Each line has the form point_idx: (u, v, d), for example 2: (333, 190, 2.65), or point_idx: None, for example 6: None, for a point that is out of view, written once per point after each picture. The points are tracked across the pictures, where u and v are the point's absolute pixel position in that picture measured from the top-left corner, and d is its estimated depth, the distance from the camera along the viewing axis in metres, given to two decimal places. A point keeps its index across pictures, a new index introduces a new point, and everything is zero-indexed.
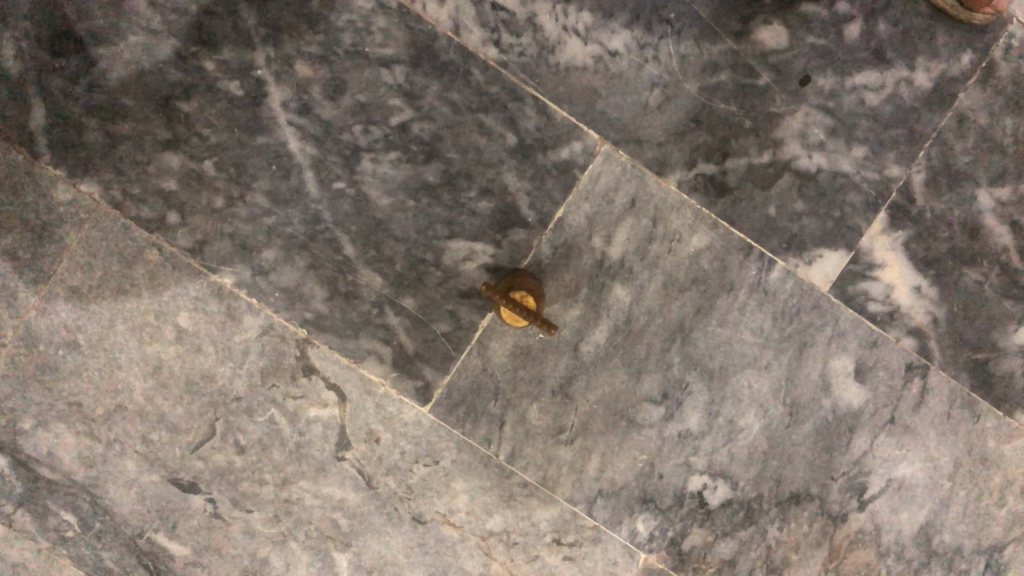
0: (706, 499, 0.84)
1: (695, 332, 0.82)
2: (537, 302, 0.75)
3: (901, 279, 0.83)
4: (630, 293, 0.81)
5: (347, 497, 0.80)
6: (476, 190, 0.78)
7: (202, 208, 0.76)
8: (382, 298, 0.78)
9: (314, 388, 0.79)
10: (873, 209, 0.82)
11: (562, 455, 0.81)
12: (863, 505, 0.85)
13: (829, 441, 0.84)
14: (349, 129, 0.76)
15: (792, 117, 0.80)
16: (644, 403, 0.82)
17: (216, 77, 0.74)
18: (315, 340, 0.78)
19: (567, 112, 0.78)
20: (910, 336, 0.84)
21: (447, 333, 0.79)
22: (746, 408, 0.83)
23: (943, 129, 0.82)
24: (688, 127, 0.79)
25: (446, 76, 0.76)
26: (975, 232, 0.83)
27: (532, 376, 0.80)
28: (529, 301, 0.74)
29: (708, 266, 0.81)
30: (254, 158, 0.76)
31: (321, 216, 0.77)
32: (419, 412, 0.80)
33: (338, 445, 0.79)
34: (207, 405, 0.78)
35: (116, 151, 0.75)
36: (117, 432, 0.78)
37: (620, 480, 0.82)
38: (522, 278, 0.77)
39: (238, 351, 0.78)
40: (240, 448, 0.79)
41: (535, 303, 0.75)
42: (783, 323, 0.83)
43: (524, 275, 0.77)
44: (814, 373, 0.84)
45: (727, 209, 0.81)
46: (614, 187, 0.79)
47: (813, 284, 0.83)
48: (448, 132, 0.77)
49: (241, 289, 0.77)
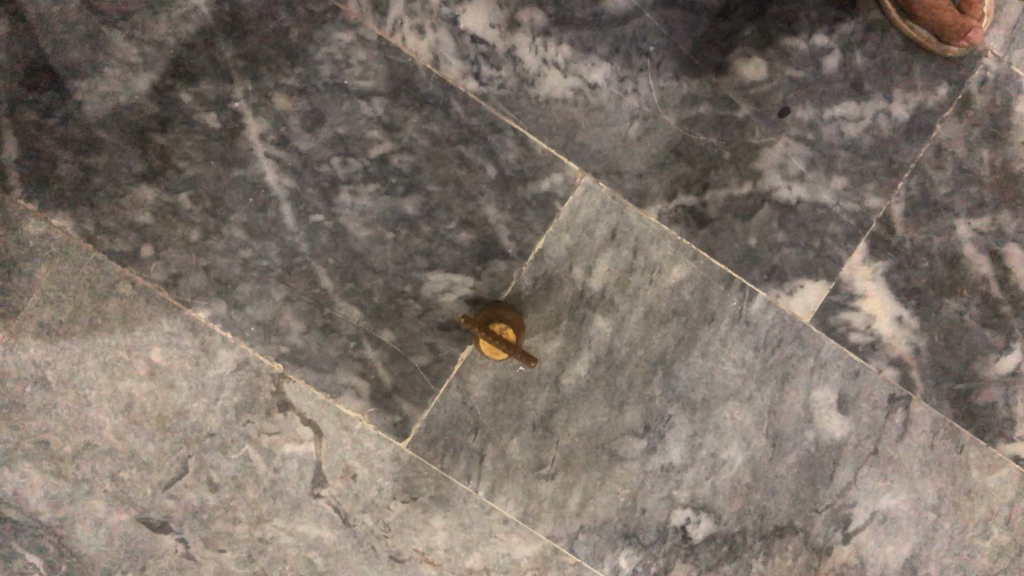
0: (689, 534, 0.82)
1: (677, 363, 0.81)
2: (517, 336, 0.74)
3: (882, 309, 0.83)
4: (611, 325, 0.80)
5: (323, 534, 0.78)
6: (456, 222, 0.77)
7: (177, 241, 0.75)
8: (360, 331, 0.77)
9: (290, 423, 0.77)
10: (853, 240, 0.82)
11: (543, 490, 0.80)
12: (847, 538, 0.85)
13: (813, 473, 0.84)
14: (327, 161, 0.75)
15: (771, 148, 0.81)
16: (626, 436, 0.81)
17: (192, 110, 0.73)
18: (292, 374, 0.77)
19: (547, 144, 0.78)
20: (892, 367, 0.84)
21: (426, 366, 0.78)
22: (729, 441, 0.82)
23: (921, 161, 0.82)
24: (668, 159, 0.79)
25: (425, 108, 0.76)
26: (954, 262, 0.84)
27: (513, 410, 0.79)
28: (509, 334, 0.74)
29: (689, 297, 0.81)
30: (231, 191, 0.75)
31: (299, 248, 0.76)
32: (397, 447, 0.78)
33: (314, 482, 0.78)
34: (180, 441, 0.77)
35: (89, 184, 0.74)
36: (86, 470, 0.76)
37: (603, 514, 0.81)
38: (501, 311, 0.76)
39: (213, 387, 0.76)
40: (213, 485, 0.77)
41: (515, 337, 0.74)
42: (765, 354, 0.82)
43: (504, 308, 0.77)
44: (796, 404, 0.83)
45: (708, 241, 0.81)
46: (594, 219, 0.79)
47: (794, 315, 0.82)
48: (427, 164, 0.76)
49: (216, 323, 0.76)
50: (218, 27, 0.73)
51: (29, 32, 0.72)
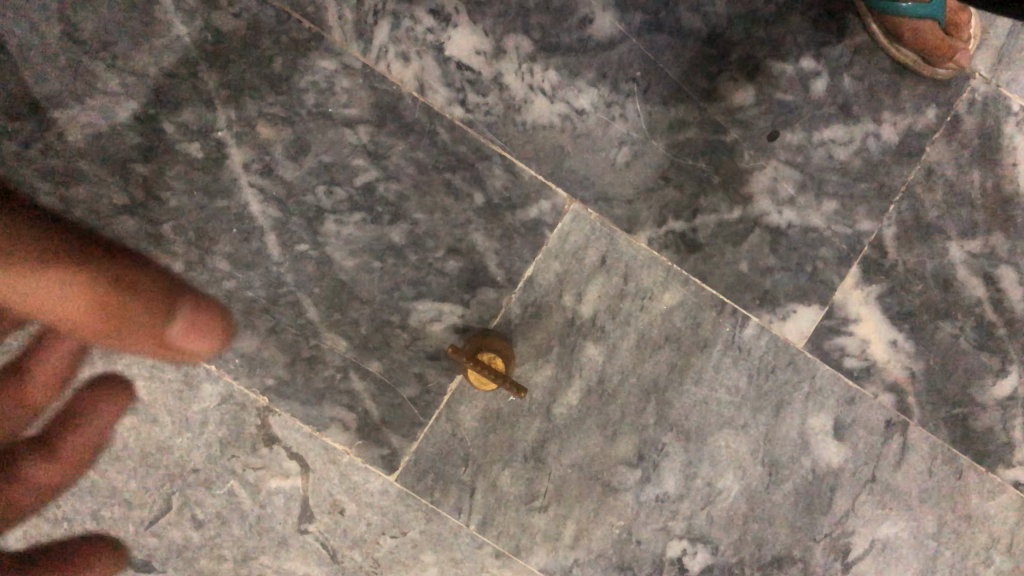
0: (685, 565, 0.81)
1: (670, 391, 0.80)
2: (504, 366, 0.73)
3: (876, 333, 0.82)
4: (602, 353, 0.79)
5: (310, 571, 0.77)
6: (443, 249, 0.76)
7: (160, 274, 0.74)
8: (347, 362, 0.76)
9: (275, 458, 0.76)
10: (845, 264, 0.82)
11: (536, 523, 0.78)
12: (846, 567, 0.83)
13: (810, 502, 0.82)
14: (312, 190, 0.74)
15: (761, 173, 0.80)
16: (620, 466, 0.79)
17: (176, 140, 0.72)
18: (277, 408, 0.75)
19: (535, 170, 0.77)
20: (888, 392, 0.83)
21: (415, 398, 0.77)
22: (725, 469, 0.81)
23: (912, 183, 0.82)
24: (657, 184, 0.79)
25: (411, 136, 0.75)
26: (947, 285, 0.83)
27: (504, 441, 0.78)
28: (497, 365, 0.73)
29: (681, 323, 0.80)
30: (214, 221, 0.74)
31: (284, 278, 0.75)
32: (385, 481, 0.77)
33: (301, 517, 0.76)
34: (162, 478, 0.75)
35: (70, 217, 0.72)
36: (66, 508, 0.74)
37: (597, 547, 0.79)
38: (489, 343, 0.75)
39: (196, 422, 0.75)
40: (197, 523, 0.75)
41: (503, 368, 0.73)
42: (759, 381, 0.81)
43: (492, 338, 0.76)
44: (792, 431, 0.82)
45: (698, 266, 0.80)
46: (584, 245, 0.78)
47: (788, 340, 0.81)
48: (414, 191, 0.75)
49: (200, 356, 0.74)
50: (200, 57, 0.72)
51: (10, 63, 0.71)
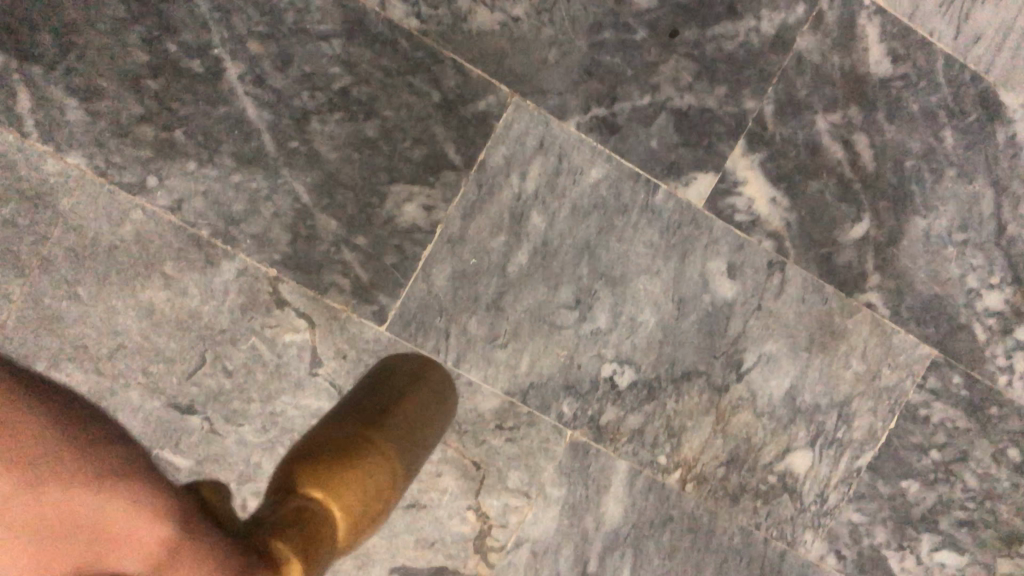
0: (616, 382, 1.01)
1: (599, 247, 0.99)
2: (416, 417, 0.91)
3: (760, 192, 1.03)
4: (544, 219, 0.97)
5: (323, 406, 0.93)
6: (410, 140, 0.93)
7: (176, 171, 0.89)
8: (338, 238, 0.93)
9: (286, 316, 0.92)
10: (734, 137, 1.01)
11: (498, 356, 0.98)
12: (741, 376, 1.05)
13: (711, 327, 1.03)
14: (298, 95, 0.91)
15: (664, 65, 0.99)
16: (561, 308, 0.99)
17: (180, 58, 0.89)
18: (284, 277, 0.92)
19: (480, 71, 0.94)
20: (770, 239, 1.04)
21: (396, 264, 0.94)
22: (644, 306, 1.01)
23: (787, 68, 1.01)
24: (581, 78, 0.97)
25: (376, 46, 0.92)
26: (815, 150, 1.04)
27: (469, 293, 0.96)
28: (367, 439, 0.87)
29: (605, 192, 0.99)
30: (220, 124, 0.90)
31: (281, 170, 0.91)
32: (377, 331, 0.94)
33: (311, 363, 0.93)
34: (196, 338, 0.91)
35: (97, 127, 0.88)
36: (121, 366, 0.89)
37: (546, 372, 0.99)
38: (402, 366, 0.94)
39: (219, 290, 0.90)
40: (228, 371, 0.91)
41: (417, 432, 0.90)
42: (669, 235, 1.01)
43: (430, 364, 0.95)
44: (696, 273, 1.02)
45: (618, 144, 0.98)
46: (526, 131, 0.96)
47: (690, 202, 1.01)
48: (382, 93, 0.93)
49: (217, 239, 0.90)
50: None
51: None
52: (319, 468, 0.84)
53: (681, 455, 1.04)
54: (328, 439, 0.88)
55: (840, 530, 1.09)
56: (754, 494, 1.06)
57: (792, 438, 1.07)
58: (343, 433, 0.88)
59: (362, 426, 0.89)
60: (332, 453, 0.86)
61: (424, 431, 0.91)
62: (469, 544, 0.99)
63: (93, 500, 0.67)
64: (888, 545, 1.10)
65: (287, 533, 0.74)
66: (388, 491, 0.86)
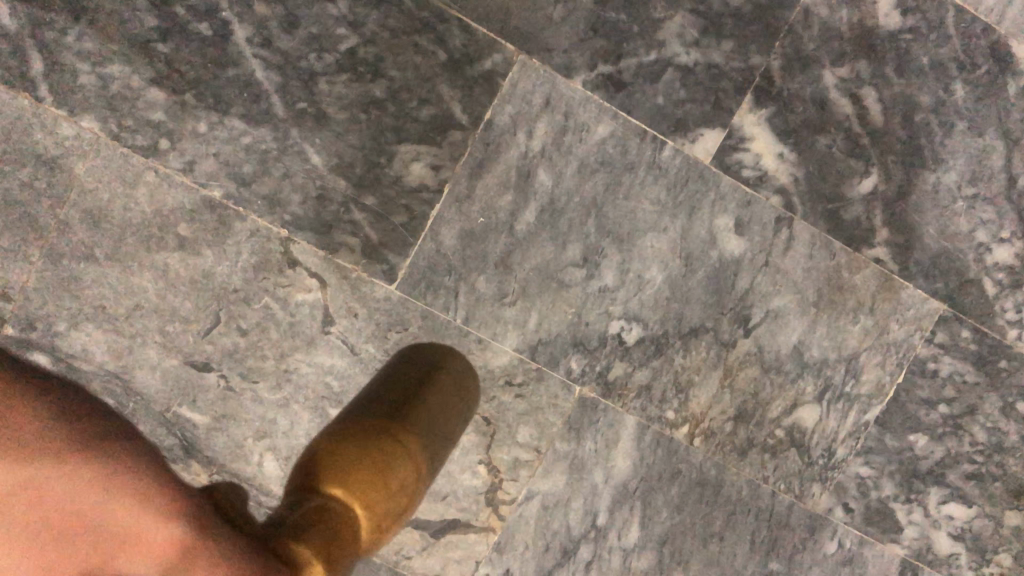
0: (624, 339, 1.03)
1: (606, 205, 1.00)
2: (439, 404, 0.96)
3: (767, 148, 1.03)
4: (551, 177, 0.98)
5: (336, 362, 0.95)
6: (417, 100, 0.94)
7: (187, 134, 0.91)
8: (347, 198, 0.94)
9: (298, 276, 0.94)
10: (742, 92, 1.01)
11: (507, 314, 0.99)
12: (748, 332, 1.06)
13: (718, 284, 1.04)
14: (306, 56, 0.92)
15: (670, 21, 0.99)
16: (569, 266, 1.00)
17: (188, 21, 0.90)
18: (296, 237, 0.93)
19: (486, 30, 0.95)
20: (777, 195, 1.04)
21: (404, 223, 0.95)
22: (651, 263, 1.02)
23: (794, 22, 1.02)
24: (587, 35, 0.97)
25: (382, 7, 0.93)
26: (823, 104, 1.04)
27: (477, 253, 0.97)
28: (392, 432, 0.91)
29: (611, 150, 0.99)
30: (230, 87, 0.91)
31: (290, 131, 0.92)
32: (387, 290, 0.96)
33: (324, 321, 0.95)
34: (211, 298, 0.93)
35: (108, 91, 0.89)
36: (139, 326, 0.92)
37: (554, 329, 1.01)
38: (424, 354, 0.97)
39: (232, 251, 0.92)
40: (243, 331, 0.94)
41: (439, 425, 0.96)
42: (675, 192, 1.01)
43: (449, 357, 0.98)
44: (703, 230, 1.03)
45: (624, 101, 0.99)
46: (532, 89, 0.96)
47: (697, 159, 1.01)
48: (388, 54, 0.93)
49: (229, 200, 0.92)
50: None
51: None
52: (347, 460, 0.88)
53: (689, 410, 1.05)
54: (351, 431, 0.91)
55: (848, 484, 1.10)
56: (762, 448, 1.07)
57: (800, 393, 1.08)
58: (367, 423, 0.92)
59: (386, 420, 0.93)
60: (355, 444, 0.89)
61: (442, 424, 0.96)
62: (480, 497, 1.01)
63: (111, 503, 0.68)
64: (894, 497, 1.11)
65: (307, 532, 0.75)
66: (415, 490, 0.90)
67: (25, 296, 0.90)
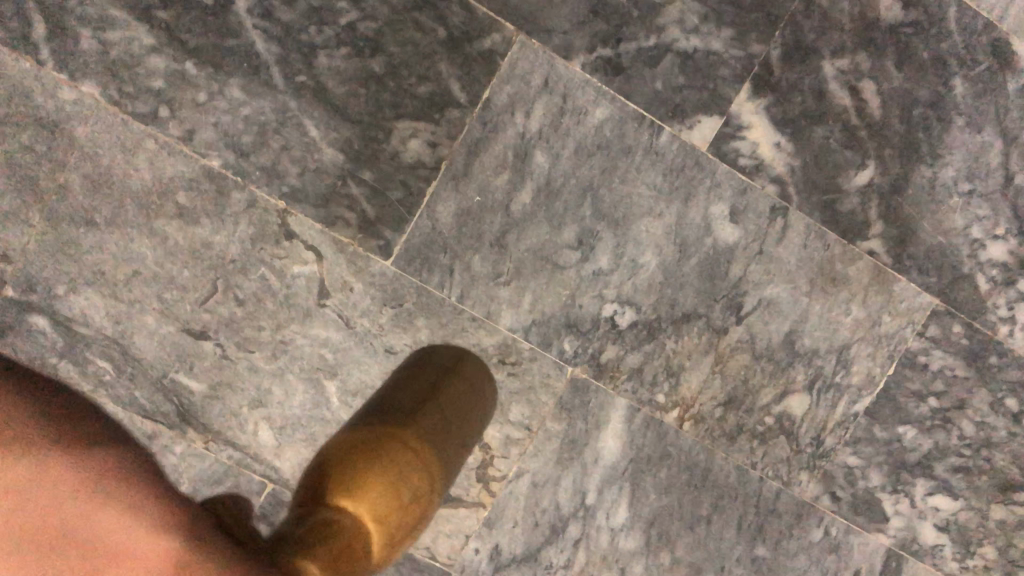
0: (617, 322, 1.03)
1: (602, 188, 1.01)
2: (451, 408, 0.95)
3: (764, 137, 1.04)
4: (548, 158, 0.99)
5: (329, 335, 0.96)
6: (416, 77, 0.95)
7: (187, 103, 0.92)
8: (345, 172, 0.95)
9: (295, 248, 0.95)
10: (740, 80, 1.02)
11: (501, 294, 1.00)
12: (741, 319, 1.06)
13: (712, 270, 1.04)
14: (307, 30, 0.93)
15: (670, 7, 1.00)
16: (564, 248, 1.01)
17: None
18: (293, 209, 0.94)
19: (487, 9, 0.96)
20: (773, 183, 1.04)
21: (401, 199, 0.96)
22: (646, 248, 1.03)
23: (793, 12, 1.03)
24: (587, 18, 0.98)
25: None
26: (821, 95, 1.04)
27: (473, 231, 0.98)
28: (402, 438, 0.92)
29: (609, 133, 1.00)
30: (231, 57, 0.92)
31: (289, 104, 0.93)
32: (383, 265, 0.97)
33: (319, 294, 0.96)
34: (208, 267, 0.94)
35: (109, 57, 0.90)
36: (137, 292, 0.93)
37: (548, 310, 1.01)
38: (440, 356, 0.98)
39: (230, 221, 0.93)
40: (238, 300, 0.94)
41: (452, 429, 0.95)
42: (671, 177, 1.02)
43: (464, 359, 0.98)
44: (699, 217, 1.03)
45: (623, 85, 1.00)
46: (531, 70, 0.97)
47: (694, 145, 1.02)
48: (389, 30, 0.94)
49: (228, 170, 0.93)
50: None
51: None
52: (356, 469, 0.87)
53: (679, 395, 1.06)
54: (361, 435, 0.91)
55: (835, 474, 1.11)
56: (751, 435, 1.08)
57: (790, 381, 1.08)
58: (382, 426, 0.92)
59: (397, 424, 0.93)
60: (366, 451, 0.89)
61: (460, 424, 0.96)
62: (471, 474, 1.02)
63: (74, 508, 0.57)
64: (882, 488, 1.12)
65: (311, 549, 0.72)
66: (427, 496, 0.90)
67: (24, 258, 0.91)
